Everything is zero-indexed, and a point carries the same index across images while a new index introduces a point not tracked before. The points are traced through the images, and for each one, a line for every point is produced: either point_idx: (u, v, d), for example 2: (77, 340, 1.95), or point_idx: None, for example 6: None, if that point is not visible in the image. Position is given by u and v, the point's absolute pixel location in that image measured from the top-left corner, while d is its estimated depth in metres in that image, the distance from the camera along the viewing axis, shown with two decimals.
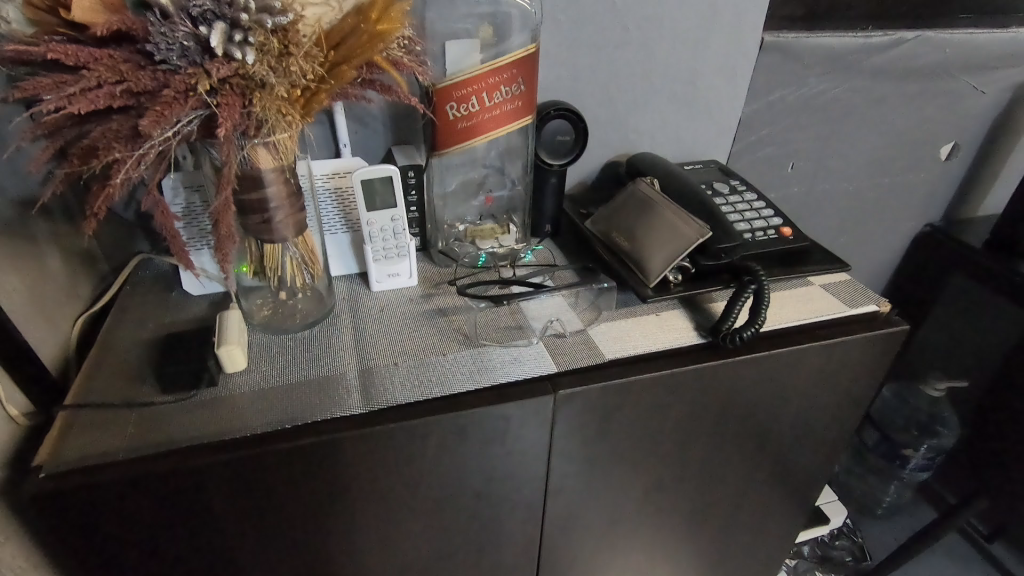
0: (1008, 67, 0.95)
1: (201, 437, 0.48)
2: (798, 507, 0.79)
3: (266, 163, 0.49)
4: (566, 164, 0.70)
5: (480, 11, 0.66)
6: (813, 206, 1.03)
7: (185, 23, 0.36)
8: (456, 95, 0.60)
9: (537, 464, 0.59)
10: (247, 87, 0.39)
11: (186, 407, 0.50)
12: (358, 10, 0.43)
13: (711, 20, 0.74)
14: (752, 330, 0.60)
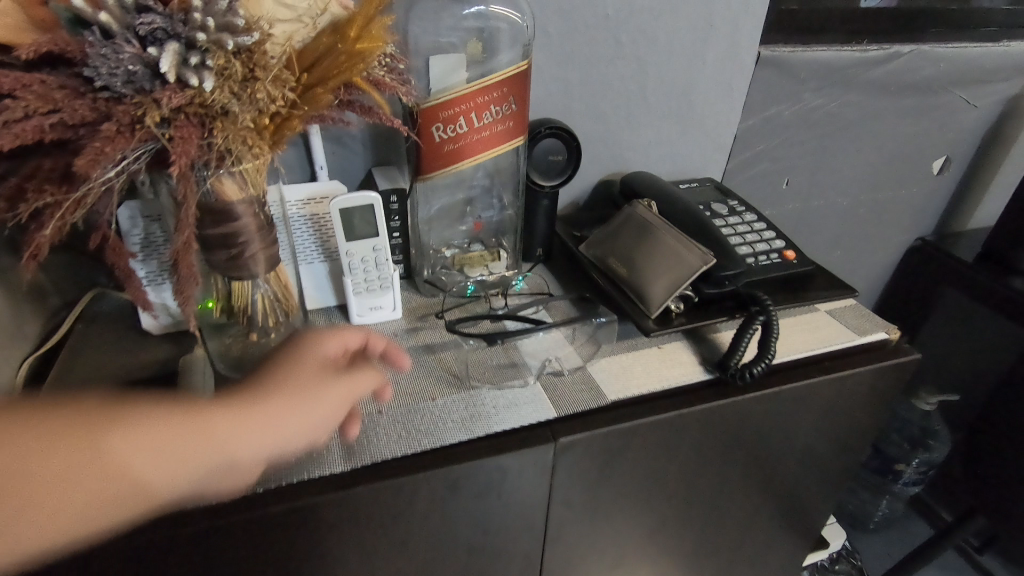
0: (999, 81, 0.94)
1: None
2: (803, 540, 0.76)
3: (233, 196, 0.44)
4: (558, 185, 0.66)
5: (467, 25, 0.62)
6: (805, 222, 1.00)
7: (131, 44, 0.31)
8: (443, 116, 0.55)
9: (535, 514, 0.55)
10: (207, 116, 0.34)
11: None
12: (335, 28, 0.38)
13: (709, 34, 0.71)
14: (763, 365, 0.56)
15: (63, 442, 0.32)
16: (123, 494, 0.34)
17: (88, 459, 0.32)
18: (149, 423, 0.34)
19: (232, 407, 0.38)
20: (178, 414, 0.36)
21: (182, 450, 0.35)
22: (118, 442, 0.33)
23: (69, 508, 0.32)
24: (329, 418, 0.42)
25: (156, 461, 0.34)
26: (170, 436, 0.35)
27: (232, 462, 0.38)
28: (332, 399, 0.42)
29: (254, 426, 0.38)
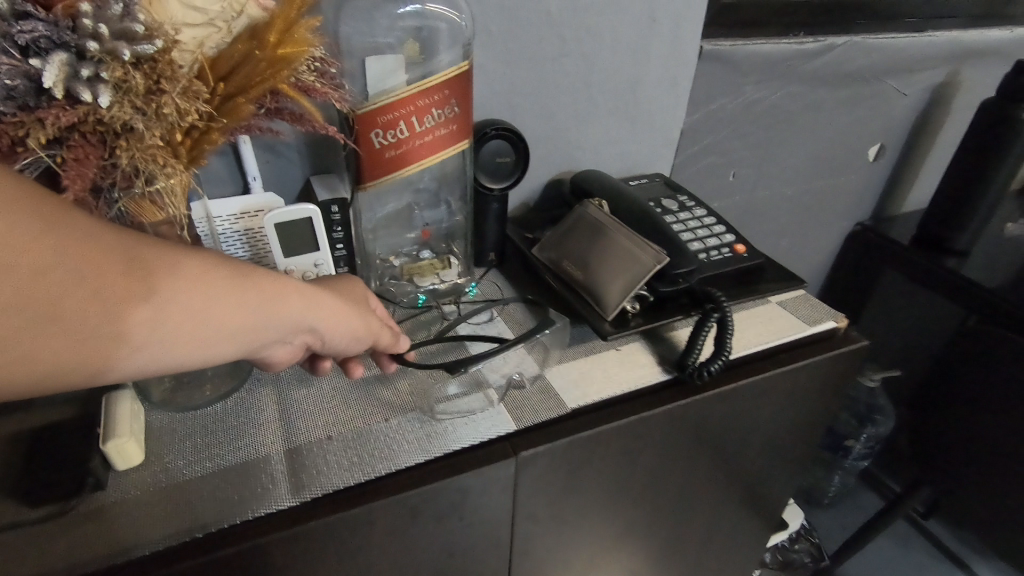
0: (926, 70, 0.98)
1: (72, 567, 0.38)
2: (767, 528, 0.77)
3: (151, 219, 0.40)
4: (506, 188, 0.65)
5: (403, 24, 0.59)
6: (752, 213, 1.02)
7: (9, 55, 0.28)
8: (382, 121, 0.52)
9: (501, 531, 0.53)
10: (107, 133, 0.31)
11: (61, 528, 0.40)
12: (252, 33, 0.35)
13: (652, 29, 0.71)
14: (719, 363, 0.56)
15: (167, 279, 0.30)
16: (203, 341, 0.33)
17: (185, 296, 0.31)
18: (236, 282, 0.34)
19: (301, 288, 0.38)
20: (260, 278, 0.35)
21: (260, 314, 0.35)
22: (213, 287, 0.32)
23: (150, 342, 0.31)
24: (360, 337, 0.45)
25: (235, 317, 0.34)
26: (253, 299, 0.35)
27: (286, 337, 0.39)
28: (365, 330, 0.45)
29: (309, 314, 0.39)
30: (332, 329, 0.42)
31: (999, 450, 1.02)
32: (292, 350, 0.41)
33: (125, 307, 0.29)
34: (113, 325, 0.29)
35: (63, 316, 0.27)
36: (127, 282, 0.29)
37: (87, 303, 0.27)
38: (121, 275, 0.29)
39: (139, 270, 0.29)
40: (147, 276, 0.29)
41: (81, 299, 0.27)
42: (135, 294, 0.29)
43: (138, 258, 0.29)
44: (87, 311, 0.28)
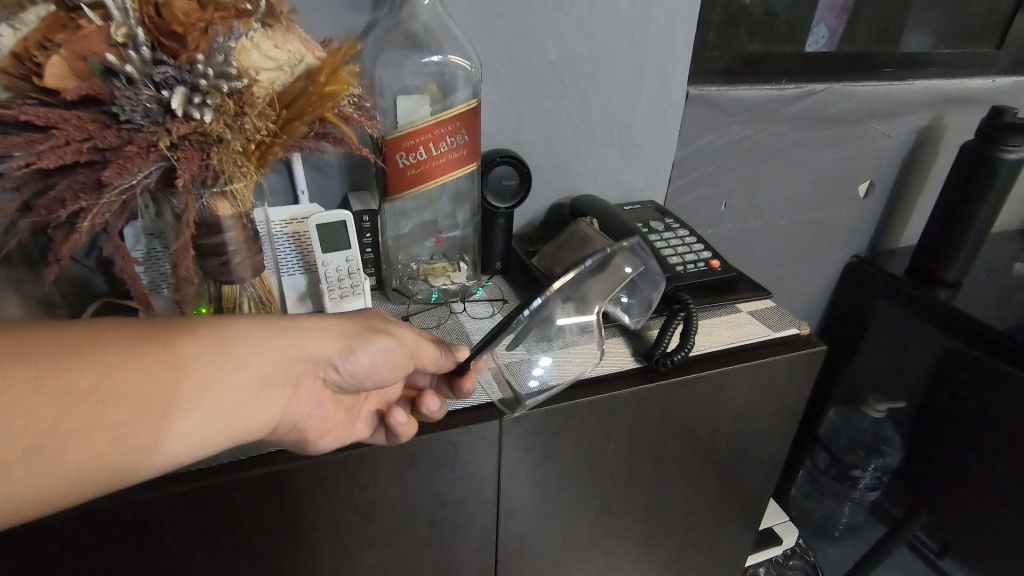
0: (908, 114, 1.07)
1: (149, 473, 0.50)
2: (744, 524, 0.83)
3: (224, 212, 0.52)
4: (511, 207, 0.76)
5: (426, 70, 0.72)
6: (747, 241, 1.11)
7: (149, 88, 0.42)
8: (405, 145, 0.65)
9: (488, 489, 0.62)
10: (206, 143, 0.45)
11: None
12: (308, 74, 0.47)
13: (642, 75, 0.83)
14: (682, 354, 0.65)
15: (154, 359, 0.35)
16: (216, 406, 0.38)
17: (176, 371, 0.35)
18: (215, 338, 0.38)
19: (282, 324, 0.43)
20: (239, 330, 0.40)
21: (250, 361, 0.40)
22: (197, 353, 0.37)
23: (186, 412, 0.36)
24: (374, 355, 0.49)
25: (231, 373, 0.38)
26: (238, 348, 0.39)
27: (285, 379, 0.43)
28: (387, 349, 0.50)
29: (299, 348, 0.44)
30: (325, 355, 0.46)
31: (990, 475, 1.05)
32: (299, 389, 0.46)
33: (132, 400, 0.34)
34: (134, 420, 0.34)
35: (90, 424, 0.32)
36: (124, 375, 0.33)
37: (104, 410, 0.33)
38: (118, 370, 0.33)
39: (129, 361, 0.34)
40: (137, 364, 0.34)
41: (94, 404, 0.32)
42: (139, 383, 0.34)
43: (125, 351, 0.34)
44: (106, 415, 0.33)
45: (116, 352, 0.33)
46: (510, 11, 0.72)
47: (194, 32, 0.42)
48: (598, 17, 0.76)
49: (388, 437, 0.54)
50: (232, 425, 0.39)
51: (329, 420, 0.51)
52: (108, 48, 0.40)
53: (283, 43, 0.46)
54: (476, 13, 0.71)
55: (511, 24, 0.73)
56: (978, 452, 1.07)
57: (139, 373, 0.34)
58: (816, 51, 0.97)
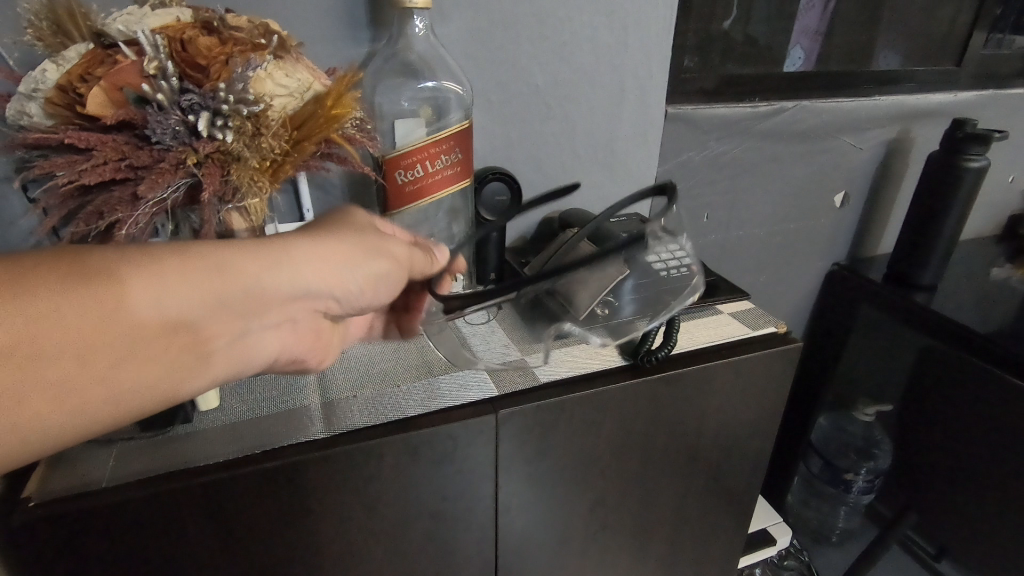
0: (875, 128, 1.13)
1: (180, 465, 0.54)
2: (732, 516, 0.87)
3: (240, 225, 0.57)
4: (504, 221, 0.82)
5: (422, 95, 0.77)
6: (730, 250, 1.16)
7: (176, 113, 0.48)
8: (404, 164, 0.70)
9: (486, 483, 0.66)
10: (226, 161, 0.50)
11: (175, 445, 0.57)
12: (316, 98, 0.53)
13: (622, 96, 0.89)
14: (665, 351, 0.69)
15: (122, 303, 0.36)
16: (197, 343, 0.41)
17: (150, 314, 0.37)
18: (186, 276, 0.39)
19: (271, 260, 0.44)
20: (214, 264, 0.40)
21: (229, 299, 0.41)
22: (162, 295, 0.38)
23: (165, 345, 0.39)
24: (373, 273, 0.51)
25: (212, 308, 0.40)
26: (205, 292, 0.40)
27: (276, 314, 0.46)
28: (386, 270, 0.52)
29: (291, 282, 0.45)
30: (326, 288, 0.48)
31: (972, 469, 1.08)
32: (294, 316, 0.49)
33: (112, 343, 0.37)
34: (117, 362, 0.37)
35: (71, 366, 0.36)
36: (96, 320, 0.36)
37: (78, 357, 0.36)
38: (88, 314, 0.35)
39: (95, 307, 0.36)
40: (104, 310, 0.36)
41: (73, 349, 0.35)
42: (112, 328, 0.36)
43: (91, 295, 0.35)
44: (82, 351, 0.36)
45: (84, 296, 0.35)
46: (497, 41, 0.78)
47: (216, 64, 0.48)
48: (579, 45, 0.83)
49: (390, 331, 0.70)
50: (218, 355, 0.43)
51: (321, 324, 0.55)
52: (142, 79, 0.47)
53: (293, 72, 0.52)
54: (466, 43, 0.77)
55: (499, 53, 0.79)
56: (959, 450, 1.10)
57: (111, 318, 0.36)
58: (795, 70, 1.06)
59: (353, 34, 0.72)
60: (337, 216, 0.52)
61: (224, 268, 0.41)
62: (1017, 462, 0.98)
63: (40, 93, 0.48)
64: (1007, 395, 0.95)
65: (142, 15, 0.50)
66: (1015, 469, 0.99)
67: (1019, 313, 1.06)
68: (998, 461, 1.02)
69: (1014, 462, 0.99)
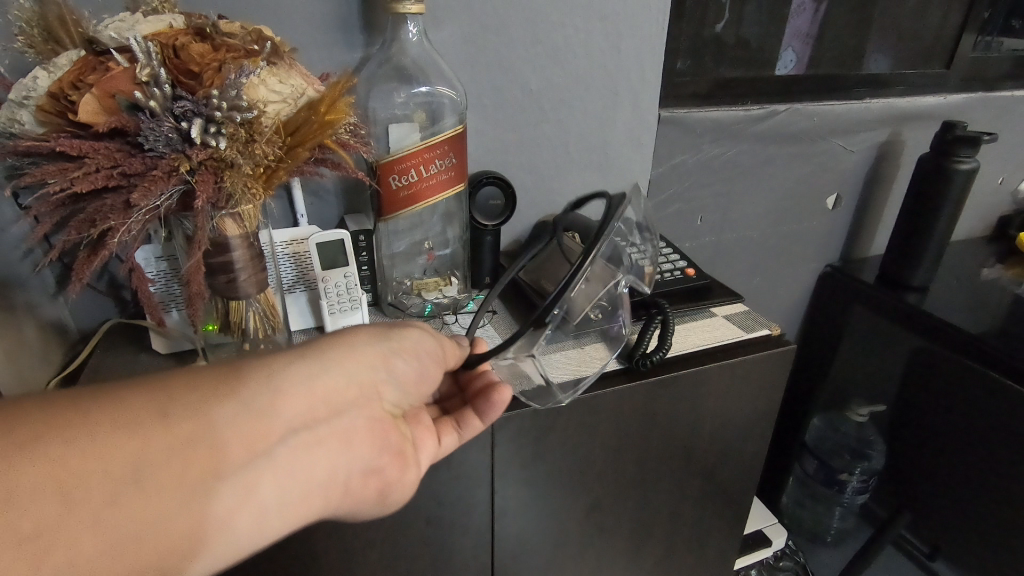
0: (867, 130, 1.14)
1: None
2: (727, 517, 0.87)
3: (233, 230, 0.57)
4: (498, 224, 0.80)
5: (416, 100, 0.77)
6: (723, 253, 1.16)
7: (169, 120, 0.47)
8: (398, 169, 0.70)
9: (482, 487, 0.66)
10: (220, 168, 0.50)
11: None
12: (310, 105, 0.53)
13: (615, 99, 0.89)
14: (661, 354, 0.69)
15: (125, 424, 0.34)
16: (232, 453, 0.38)
17: (163, 431, 0.35)
18: (201, 382, 0.38)
19: (294, 355, 0.43)
20: (232, 367, 0.40)
21: (254, 402, 0.39)
22: (179, 402, 0.37)
23: (198, 456, 0.36)
24: (406, 348, 0.51)
25: (240, 405, 0.39)
26: (226, 393, 0.39)
27: (320, 418, 0.43)
28: (425, 340, 0.54)
29: (326, 370, 0.44)
30: (366, 372, 0.47)
31: (965, 469, 1.08)
32: (344, 421, 0.45)
33: (117, 474, 0.33)
34: (124, 493, 0.33)
35: (71, 507, 0.32)
36: (96, 445, 0.33)
37: (98, 481, 0.33)
38: (86, 440, 0.33)
39: (95, 431, 0.33)
40: (104, 434, 0.34)
41: (70, 484, 0.32)
42: (116, 454, 0.34)
43: (89, 420, 0.34)
44: (101, 474, 0.33)
45: (83, 422, 0.33)
46: (491, 45, 0.78)
47: (209, 70, 0.48)
48: (573, 49, 0.83)
49: (482, 416, 0.59)
50: (260, 478, 0.39)
51: (388, 437, 0.50)
52: (134, 86, 0.47)
53: (287, 79, 0.52)
54: (460, 48, 0.77)
55: (492, 57, 0.79)
56: (952, 449, 1.11)
57: (113, 442, 0.34)
58: (787, 73, 1.07)
59: (347, 39, 0.72)
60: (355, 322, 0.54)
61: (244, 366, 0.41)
62: (1010, 462, 0.99)
63: (30, 100, 0.47)
64: (1000, 395, 0.95)
65: (134, 22, 0.50)
66: (1007, 469, 1.00)
67: (1010, 313, 1.06)
68: (992, 460, 1.03)
69: (1008, 462, 0.99)
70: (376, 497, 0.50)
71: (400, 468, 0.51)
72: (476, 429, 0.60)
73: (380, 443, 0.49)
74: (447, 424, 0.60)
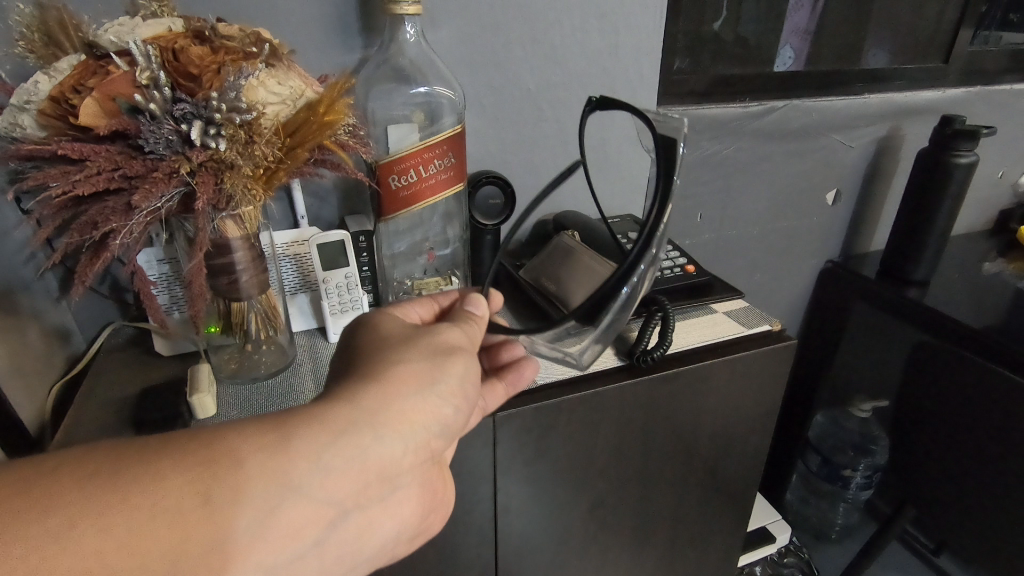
0: (866, 125, 1.14)
1: None
2: (731, 513, 0.87)
3: (234, 231, 0.57)
4: (498, 223, 0.81)
5: (415, 100, 0.78)
6: (723, 250, 1.16)
7: (169, 122, 0.48)
8: (397, 169, 0.71)
9: (485, 485, 0.66)
10: (219, 169, 0.51)
11: None
12: (309, 105, 0.53)
13: (614, 98, 0.90)
14: (662, 350, 0.69)
15: (167, 515, 0.31)
16: (276, 540, 0.36)
17: (206, 523, 0.33)
18: (246, 461, 0.35)
19: (346, 422, 0.39)
20: (279, 439, 0.36)
21: (302, 485, 0.36)
22: (223, 487, 0.33)
23: (240, 546, 0.34)
24: (459, 392, 0.47)
25: (286, 490, 0.36)
26: (270, 473, 0.35)
27: (364, 488, 0.41)
28: (472, 372, 0.49)
29: (378, 440, 0.41)
30: (417, 435, 0.44)
31: (969, 463, 1.08)
32: (387, 487, 0.44)
33: (155, 571, 0.31)
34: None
35: None
36: (134, 537, 0.30)
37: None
38: (125, 532, 0.30)
39: (135, 524, 0.31)
40: (141, 526, 0.31)
41: None
42: (152, 550, 0.31)
43: (126, 508, 0.31)
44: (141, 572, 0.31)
45: (119, 511, 0.30)
46: (488, 44, 0.79)
47: (208, 72, 0.48)
48: (570, 47, 0.83)
49: (509, 386, 0.61)
50: (302, 554, 0.38)
51: (425, 486, 0.50)
52: (134, 89, 0.47)
53: (285, 80, 0.52)
54: (457, 48, 0.77)
55: (490, 56, 0.79)
56: (954, 444, 1.11)
57: (154, 534, 0.31)
58: (785, 70, 1.07)
59: (345, 40, 0.72)
60: (388, 330, 0.49)
61: (291, 438, 0.36)
62: (1014, 455, 0.99)
63: (32, 104, 0.48)
64: (1002, 389, 0.95)
65: (134, 26, 0.50)
66: (1011, 463, 0.99)
67: (1011, 307, 1.06)
68: (996, 454, 1.02)
69: (1011, 455, 0.99)
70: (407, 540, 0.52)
71: (429, 507, 0.53)
72: (499, 398, 0.61)
73: (412, 492, 0.49)
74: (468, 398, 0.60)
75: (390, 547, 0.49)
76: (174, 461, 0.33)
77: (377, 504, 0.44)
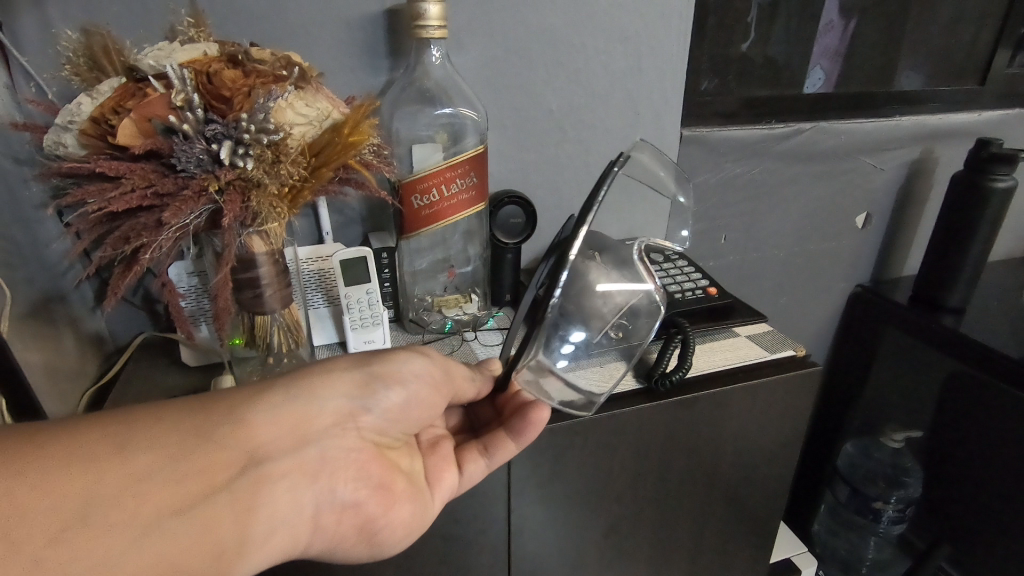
0: (897, 148, 1.12)
1: None
2: (752, 542, 0.85)
3: (259, 246, 0.59)
4: (519, 241, 0.81)
5: (439, 121, 0.79)
6: (747, 271, 1.15)
7: (201, 142, 0.50)
8: (420, 188, 0.72)
9: (499, 504, 0.66)
10: (247, 188, 0.52)
11: None
12: (334, 126, 0.55)
13: (637, 120, 0.90)
14: (680, 373, 0.68)
15: (77, 463, 0.36)
16: (189, 483, 0.40)
17: (118, 460, 0.38)
18: (161, 416, 0.41)
19: (256, 389, 0.46)
20: (193, 403, 0.43)
21: (214, 433, 0.42)
22: (138, 434, 0.39)
23: (154, 484, 0.38)
24: (389, 372, 0.53)
25: (197, 435, 0.41)
26: (183, 423, 0.41)
27: (285, 448, 0.45)
28: (415, 362, 0.55)
29: (293, 400, 0.47)
30: (335, 402, 0.49)
31: (1008, 500, 1.03)
32: (310, 451, 0.47)
33: (67, 502, 0.35)
34: (73, 525, 0.35)
35: (18, 541, 0.33)
36: (49, 479, 0.35)
37: (48, 513, 0.34)
38: (36, 478, 0.35)
39: (47, 465, 0.35)
40: (56, 463, 0.36)
41: (16, 516, 0.33)
42: (66, 483, 0.36)
43: (39, 453, 0.36)
44: (53, 505, 0.35)
45: (35, 454, 0.35)
46: (512, 67, 0.80)
47: (239, 95, 0.50)
48: (593, 70, 0.84)
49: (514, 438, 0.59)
50: (224, 506, 0.41)
51: (369, 473, 0.52)
52: (169, 111, 0.49)
53: (313, 102, 0.55)
54: (481, 71, 0.79)
55: (513, 79, 0.81)
56: (992, 479, 1.06)
57: (65, 473, 0.36)
58: (815, 91, 1.05)
59: (372, 63, 0.75)
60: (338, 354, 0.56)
61: (200, 402, 0.43)
62: None
63: (75, 124, 0.50)
64: None
65: (172, 50, 0.53)
66: None
67: None
68: None
69: None
70: (352, 531, 0.52)
71: (395, 506, 0.53)
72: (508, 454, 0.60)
73: (351, 470, 0.50)
74: (473, 451, 0.61)
75: (334, 535, 0.50)
76: (90, 421, 0.39)
77: (305, 474, 0.47)
